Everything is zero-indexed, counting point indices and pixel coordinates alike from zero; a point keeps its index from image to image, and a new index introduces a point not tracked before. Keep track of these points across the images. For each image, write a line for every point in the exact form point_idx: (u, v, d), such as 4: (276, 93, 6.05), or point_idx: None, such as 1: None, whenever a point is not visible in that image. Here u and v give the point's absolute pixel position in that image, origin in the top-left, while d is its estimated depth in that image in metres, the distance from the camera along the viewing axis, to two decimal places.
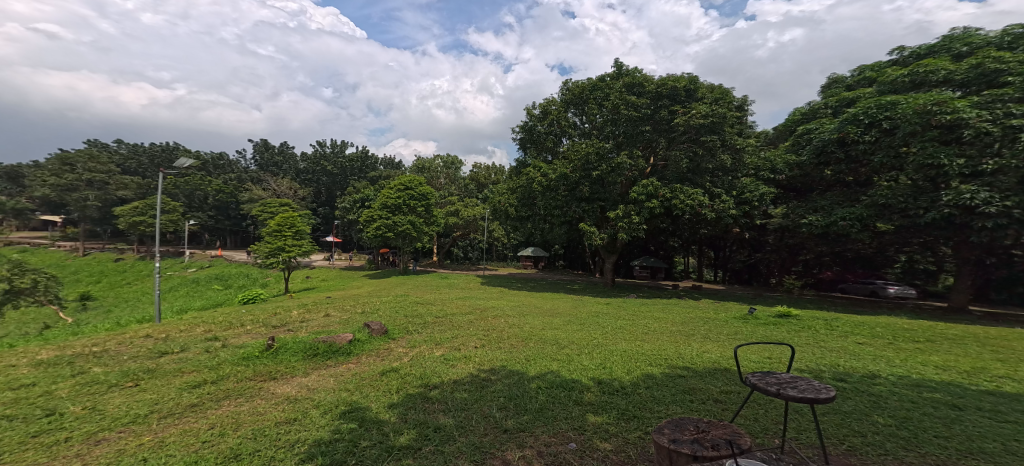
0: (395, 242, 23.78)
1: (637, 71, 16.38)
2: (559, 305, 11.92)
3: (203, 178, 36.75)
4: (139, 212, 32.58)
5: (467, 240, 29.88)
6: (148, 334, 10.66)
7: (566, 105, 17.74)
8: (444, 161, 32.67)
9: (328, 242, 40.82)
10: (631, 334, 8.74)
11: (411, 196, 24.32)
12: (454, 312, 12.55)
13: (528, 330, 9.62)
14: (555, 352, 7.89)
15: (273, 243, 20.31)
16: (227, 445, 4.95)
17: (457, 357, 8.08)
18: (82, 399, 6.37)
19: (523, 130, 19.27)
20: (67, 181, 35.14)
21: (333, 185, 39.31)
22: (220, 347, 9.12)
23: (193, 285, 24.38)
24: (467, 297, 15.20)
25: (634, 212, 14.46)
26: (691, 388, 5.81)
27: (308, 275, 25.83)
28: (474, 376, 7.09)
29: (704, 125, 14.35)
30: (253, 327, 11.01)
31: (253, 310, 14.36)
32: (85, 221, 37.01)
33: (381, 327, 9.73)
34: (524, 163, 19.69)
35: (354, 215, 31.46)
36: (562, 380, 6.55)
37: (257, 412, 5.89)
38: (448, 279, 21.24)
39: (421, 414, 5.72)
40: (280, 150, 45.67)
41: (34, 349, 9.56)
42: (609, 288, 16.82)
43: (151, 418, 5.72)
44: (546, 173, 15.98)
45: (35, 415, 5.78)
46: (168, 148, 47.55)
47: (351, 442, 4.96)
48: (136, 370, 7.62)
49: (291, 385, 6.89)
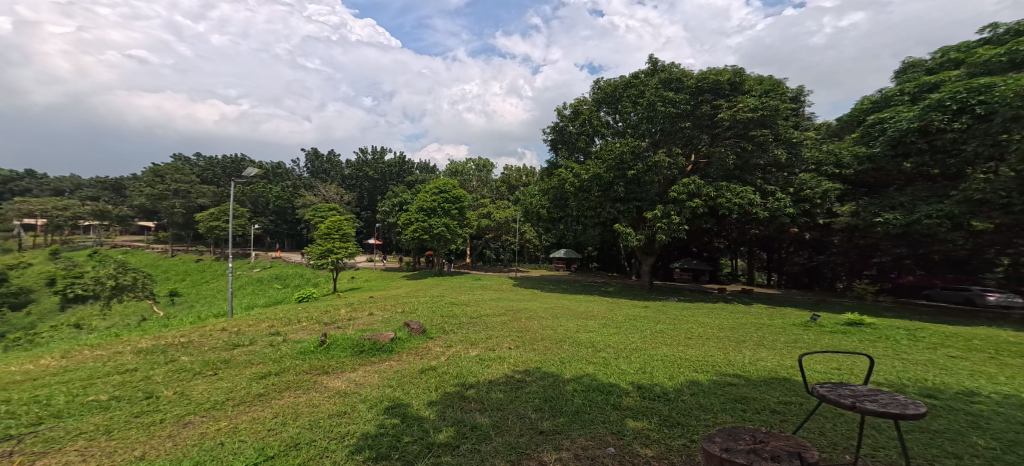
0: (431, 244, 24.18)
1: (676, 67, 15.97)
2: (593, 308, 11.71)
3: (266, 186, 39.12)
4: (214, 217, 34.79)
5: (499, 241, 30.04)
6: (223, 327, 11.40)
7: (598, 104, 17.51)
8: (475, 165, 33.84)
9: (370, 245, 42.08)
10: (672, 339, 8.49)
11: (445, 199, 24.76)
12: (488, 313, 12.65)
13: (562, 332, 9.55)
14: (591, 355, 7.77)
15: (323, 245, 21.09)
16: (288, 435, 5.16)
17: (491, 358, 8.12)
18: (173, 384, 6.89)
19: (555, 131, 19.19)
20: (158, 191, 37.80)
21: (373, 190, 40.30)
22: (282, 341, 9.59)
23: (257, 284, 25.94)
24: (500, 299, 15.26)
25: (675, 212, 14.08)
26: (744, 396, 5.57)
27: (353, 275, 26.80)
28: (509, 377, 7.09)
29: (753, 119, 13.80)
30: (308, 324, 11.53)
31: (306, 308, 15.03)
32: (173, 226, 39.52)
33: (420, 326, 9.91)
34: (555, 164, 19.61)
35: (394, 218, 32.34)
36: (598, 384, 6.44)
37: (313, 403, 6.13)
38: (481, 281, 21.41)
39: (458, 412, 5.76)
40: (328, 158, 47.57)
41: (133, 338, 10.49)
42: (647, 291, 16.33)
43: (227, 404, 6.08)
44: (577, 173, 15.82)
45: (137, 398, 6.33)
46: (232, 158, 50.67)
47: (395, 437, 5.07)
48: (215, 360, 8.16)
49: (341, 380, 7.12)
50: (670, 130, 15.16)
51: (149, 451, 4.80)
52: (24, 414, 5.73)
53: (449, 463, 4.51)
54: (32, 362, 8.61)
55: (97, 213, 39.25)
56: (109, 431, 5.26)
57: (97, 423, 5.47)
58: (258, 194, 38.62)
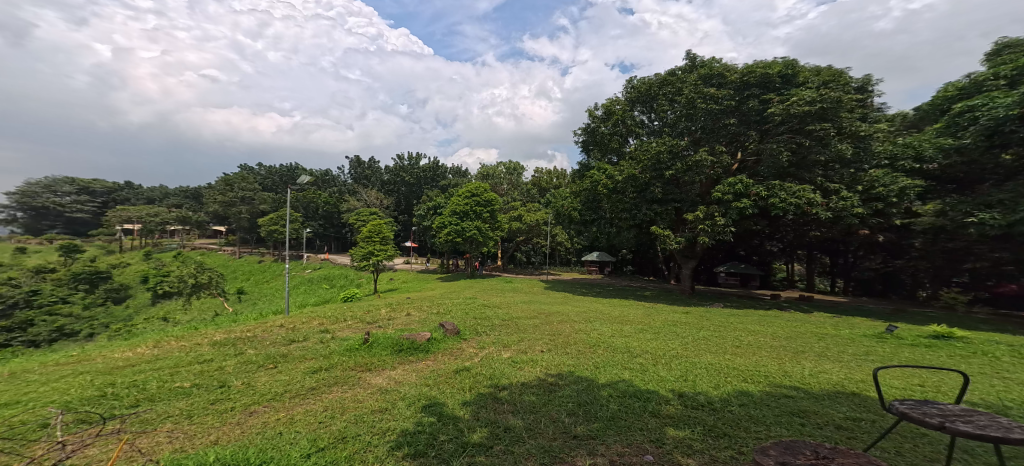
0: (464, 247, 24.57)
1: (718, 62, 15.41)
2: (630, 312, 11.43)
3: (316, 192, 40.91)
4: (273, 221, 36.41)
5: (530, 244, 29.97)
6: (281, 323, 11.96)
7: (631, 103, 17.22)
8: (506, 167, 34.31)
9: (407, 248, 43.02)
10: (716, 346, 8.18)
11: (477, 202, 24.91)
12: (520, 315, 12.60)
13: (595, 336, 9.38)
14: (629, 361, 7.58)
15: (365, 248, 21.78)
16: (336, 428, 5.33)
17: (523, 361, 8.06)
18: (241, 375, 7.30)
19: (586, 132, 19.04)
20: (228, 198, 40.38)
21: (409, 194, 41.13)
22: (331, 338, 9.92)
23: (308, 284, 27.22)
24: (531, 301, 15.22)
25: (720, 213, 13.59)
26: (802, 409, 5.28)
27: (391, 276, 27.56)
28: (541, 380, 7.04)
29: (811, 112, 12.97)
30: (352, 322, 11.89)
31: (349, 307, 15.49)
32: (240, 231, 41.79)
33: (454, 327, 9.99)
34: (587, 166, 19.43)
35: (428, 221, 32.97)
36: (635, 390, 6.28)
37: (358, 399, 6.30)
38: (512, 283, 21.49)
39: (491, 413, 5.76)
40: (369, 165, 49.05)
41: (209, 331, 11.21)
42: (688, 296, 15.84)
43: (285, 396, 6.36)
44: (611, 175, 15.58)
45: (213, 386, 6.77)
46: (285, 165, 53.11)
47: (432, 434, 5.12)
48: (274, 354, 8.55)
49: (382, 377, 7.27)
50: (712, 128, 14.65)
51: (222, 436, 5.11)
52: (124, 396, 6.27)
53: (483, 463, 4.51)
54: (125, 351, 9.31)
55: (181, 219, 42.79)
56: (190, 415, 5.66)
57: (181, 407, 5.91)
58: (309, 200, 40.09)
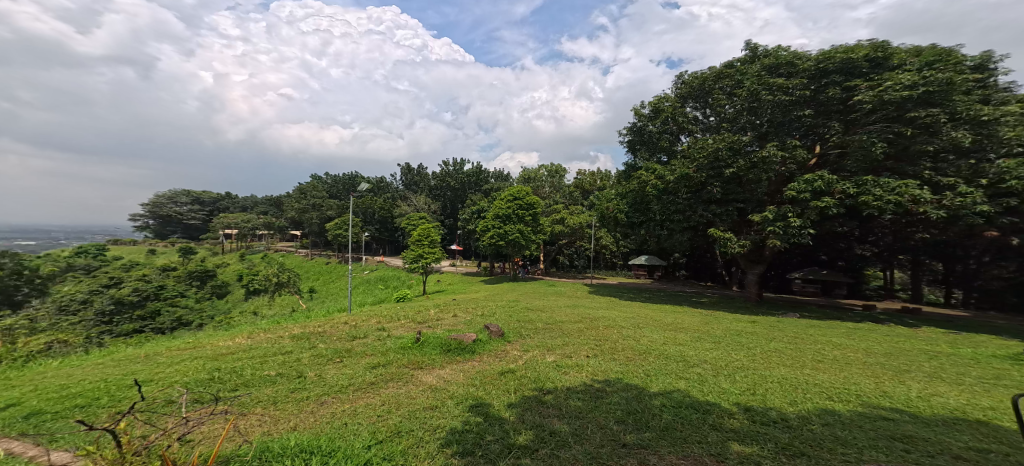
0: (506, 250, 24.62)
1: (785, 50, 14.31)
2: (684, 320, 10.92)
3: (373, 198, 42.76)
4: (338, 226, 38.26)
5: (572, 247, 29.51)
6: (345, 320, 12.52)
7: (683, 99, 16.70)
8: (547, 170, 34.39)
9: (453, 252, 43.82)
10: (792, 360, 7.60)
11: (519, 206, 24.87)
12: (563, 319, 12.40)
13: (645, 343, 9.03)
14: (683, 370, 7.24)
15: (414, 250, 22.38)
16: (389, 422, 5.53)
17: (569, 365, 7.91)
18: (314, 367, 7.82)
19: (632, 131, 18.63)
20: (304, 205, 44.37)
21: (454, 199, 41.86)
22: (385, 336, 10.23)
23: (365, 283, 28.58)
24: (575, 305, 15.03)
25: (794, 214, 12.60)
26: (906, 434, 4.81)
27: (438, 278, 28.32)
28: (587, 385, 6.86)
29: (911, 97, 11.61)
30: (403, 321, 12.22)
31: (400, 307, 15.99)
32: (312, 234, 44.28)
33: (499, 329, 9.98)
34: (633, 166, 19.02)
35: (472, 225, 33.44)
36: (692, 401, 5.97)
37: (411, 396, 6.47)
38: (554, 287, 21.30)
39: (536, 416, 5.67)
40: (418, 171, 50.46)
41: (289, 325, 12.09)
42: (755, 305, 14.85)
43: (350, 390, 6.72)
44: (662, 175, 14.96)
45: (292, 376, 7.37)
46: (348, 173, 55.73)
47: (479, 434, 5.17)
48: (339, 349, 8.98)
49: (432, 376, 7.39)
50: (781, 120, 13.60)
51: (299, 424, 5.59)
52: (227, 380, 7.10)
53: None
54: (224, 340, 10.17)
55: (267, 224, 47.13)
56: (275, 402, 6.24)
57: (268, 394, 6.53)
58: (367, 205, 41.83)
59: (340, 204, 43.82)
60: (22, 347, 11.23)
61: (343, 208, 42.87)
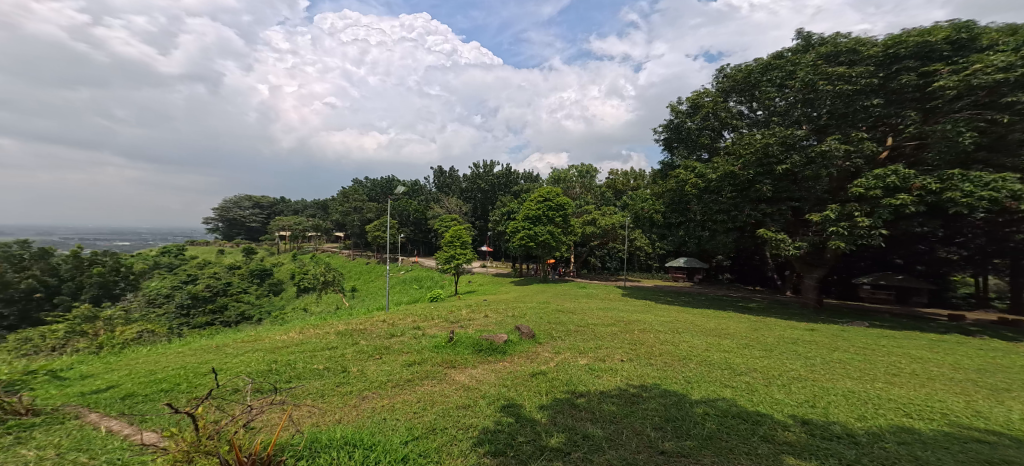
0: (537, 251, 24.48)
1: (844, 37, 13.54)
2: (730, 325, 10.47)
3: (409, 201, 43.73)
4: (377, 227, 39.38)
5: (604, 249, 29.04)
6: (384, 318, 12.79)
7: (726, 93, 16.20)
8: (577, 171, 34.16)
9: (483, 253, 44.09)
10: (858, 371, 7.11)
11: (549, 207, 24.69)
12: (597, 322, 12.16)
13: (685, 348, 8.69)
14: (728, 378, 6.93)
15: (447, 251, 22.60)
16: (425, 420, 5.60)
17: (602, 368, 7.71)
18: (356, 362, 8.00)
19: (670, 128, 18.17)
20: (347, 208, 46.23)
21: (485, 201, 42.09)
22: (420, 334, 10.35)
23: (401, 283, 29.27)
24: (608, 308, 14.63)
25: (862, 212, 11.57)
26: (1005, 460, 4.41)
27: (469, 278, 28.61)
28: (623, 390, 6.65)
29: (1006, 81, 10.35)
30: (436, 321, 12.37)
31: (436, 306, 16.26)
32: (353, 236, 46.01)
33: (530, 330, 9.87)
34: (671, 165, 18.45)
35: (502, 226, 33.56)
36: (739, 410, 5.70)
37: (443, 394, 6.51)
38: (586, 289, 20.95)
39: (568, 419, 5.62)
40: (450, 173, 51.11)
41: (334, 321, 12.52)
42: (812, 312, 13.93)
43: (388, 385, 6.83)
44: (703, 173, 14.46)
45: (337, 370, 7.58)
46: (386, 177, 57.13)
47: (510, 434, 5.22)
48: (378, 346, 9.13)
49: (464, 375, 7.38)
50: (844, 111, 12.63)
51: (343, 417, 5.75)
52: (283, 372, 7.41)
53: None
54: (280, 334, 10.64)
55: (315, 227, 49.52)
56: (323, 395, 6.46)
57: (316, 387, 6.75)
58: (403, 207, 42.65)
59: (380, 207, 45.01)
60: (117, 335, 11.99)
61: (382, 211, 43.98)
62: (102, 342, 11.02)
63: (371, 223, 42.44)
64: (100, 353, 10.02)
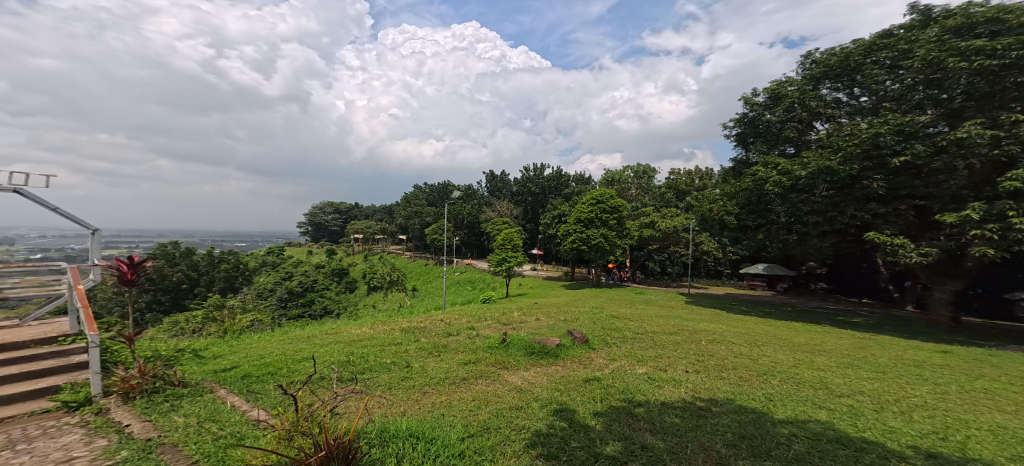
0: (590, 255, 23.91)
1: (978, 7, 11.75)
2: (828, 342, 9.39)
3: (464, 205, 44.73)
4: (434, 230, 40.61)
5: (665, 252, 27.72)
6: (443, 318, 12.94)
7: (816, 80, 14.89)
8: (633, 172, 33.14)
9: (534, 256, 43.86)
10: (1011, 405, 6.01)
11: (603, 209, 23.96)
12: (655, 330, 11.42)
13: (766, 363, 7.92)
14: (821, 398, 6.18)
15: (498, 254, 22.66)
16: (480, 418, 5.53)
17: (663, 378, 7.19)
18: (420, 359, 8.07)
19: (745, 122, 17.06)
20: (410, 211, 48.30)
21: (536, 204, 42.02)
22: (474, 335, 10.27)
23: (455, 284, 29.89)
24: (670, 317, 13.70)
25: (1018, 211, 9.74)
26: None
27: (520, 281, 28.62)
28: (688, 403, 6.17)
29: None
30: (489, 322, 12.30)
31: (489, 308, 16.27)
32: (413, 239, 47.83)
33: (582, 335, 9.49)
34: (746, 162, 17.21)
35: (553, 229, 33.18)
36: (838, 435, 5.10)
37: (496, 394, 6.37)
38: (643, 295, 20.01)
39: (625, 429, 5.36)
40: (501, 177, 51.40)
41: (399, 318, 12.89)
42: (942, 331, 12.02)
43: (448, 382, 6.81)
44: (787, 169, 13.37)
45: (402, 364, 7.68)
46: (442, 182, 58.61)
47: (563, 439, 5.04)
48: (433, 345, 9.14)
49: (516, 377, 7.21)
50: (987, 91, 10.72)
51: (407, 409, 5.80)
52: (358, 363, 7.66)
53: None
54: (354, 328, 11.08)
55: (381, 230, 52.36)
56: (390, 388, 6.56)
57: (385, 380, 6.87)
58: (457, 211, 43.51)
59: (437, 210, 46.16)
60: (236, 322, 13.26)
61: (439, 214, 45.03)
62: (227, 327, 12.35)
63: (429, 226, 43.78)
64: (225, 336, 11.19)
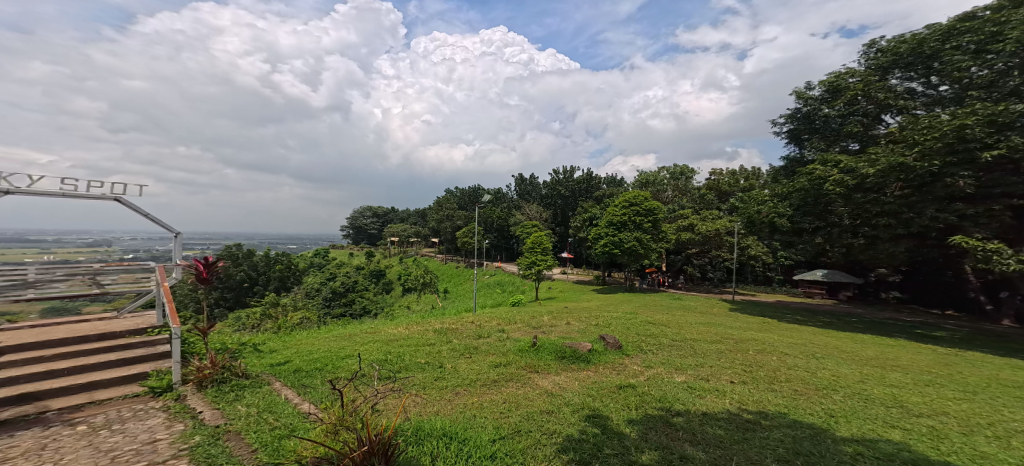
0: (622, 259, 23.22)
1: None
2: (901, 356, 8.60)
3: (494, 208, 44.82)
4: (465, 233, 40.89)
5: (706, 256, 26.66)
6: (474, 320, 12.83)
7: (883, 70, 13.89)
8: (670, 173, 32.40)
9: (563, 260, 43.32)
10: None
11: (636, 212, 23.32)
12: (696, 338, 10.85)
13: (827, 376, 7.31)
14: (895, 417, 5.58)
15: (528, 257, 22.43)
16: (511, 420, 5.33)
17: (705, 388, 6.73)
18: (451, 360, 7.95)
19: (799, 117, 16.14)
20: (442, 215, 48.92)
21: (565, 207, 41.48)
22: (506, 337, 10.08)
23: (486, 286, 29.92)
24: (713, 324, 13.03)
25: None
26: None
27: (550, 285, 28.32)
28: (734, 414, 5.74)
29: None
30: (519, 325, 12.10)
31: (520, 311, 16.07)
32: (444, 242, 48.35)
33: (616, 341, 9.08)
34: (801, 160, 16.24)
35: (583, 232, 32.64)
36: (915, 458, 4.60)
37: (527, 397, 6.15)
38: (682, 301, 19.24)
39: (662, 438, 5.04)
40: (529, 180, 51.17)
41: (434, 320, 12.90)
42: None
43: (479, 384, 6.65)
44: (850, 167, 12.37)
45: (435, 365, 7.59)
46: (472, 186, 58.92)
47: (596, 445, 4.79)
48: (464, 346, 9.01)
49: (547, 380, 6.96)
50: None
51: (440, 409, 5.69)
52: (395, 362, 7.64)
53: None
54: (391, 328, 11.13)
55: (415, 234, 53.36)
56: (424, 387, 6.46)
57: (421, 379, 6.79)
58: (487, 215, 43.63)
59: (468, 214, 46.33)
60: (288, 319, 13.75)
61: (469, 217, 45.14)
62: (280, 324, 12.82)
63: (460, 229, 44.13)
64: (279, 332, 11.59)
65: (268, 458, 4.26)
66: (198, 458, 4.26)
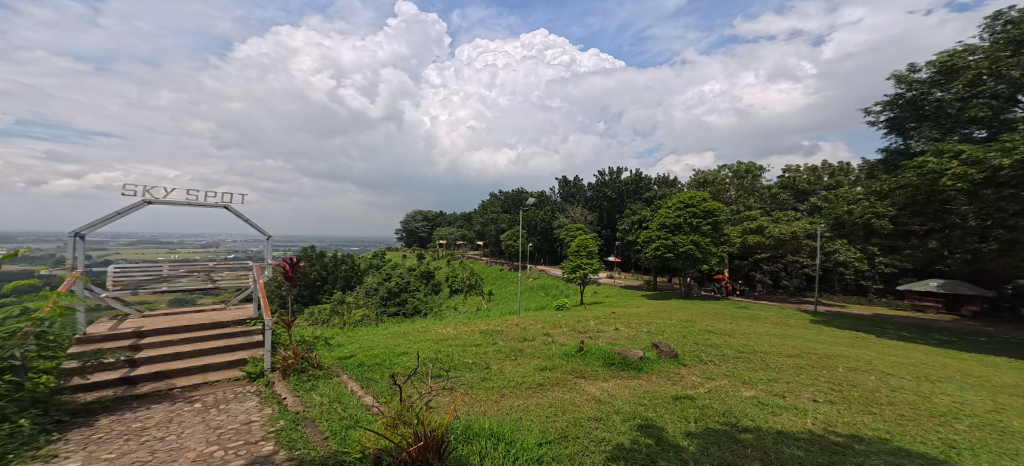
0: (676, 264, 21.99)
1: None
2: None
3: (538, 211, 44.57)
4: (508, 236, 40.94)
5: (778, 261, 24.69)
6: (518, 322, 12.66)
7: (1017, 44, 12.04)
8: (733, 171, 30.39)
9: (608, 264, 42.06)
10: None
11: (693, 213, 22.12)
12: (767, 350, 9.94)
13: (936, 402, 6.36)
14: None
15: (573, 260, 21.91)
16: (557, 425, 5.09)
17: (778, 404, 6.08)
18: (497, 361, 7.82)
19: (902, 104, 14.44)
20: (489, 217, 49.38)
21: (612, 209, 40.31)
22: (550, 341, 9.80)
23: (531, 289, 29.75)
24: (787, 336, 11.94)
25: None
26: None
27: (596, 289, 27.59)
28: (817, 435, 5.11)
29: None
30: (564, 329, 11.76)
31: (565, 315, 15.70)
32: (489, 244, 48.73)
33: (671, 349, 8.52)
34: (907, 151, 14.46)
35: (632, 236, 31.50)
36: None
37: (573, 403, 5.86)
38: (749, 310, 17.87)
39: (728, 454, 4.59)
40: (574, 182, 50.39)
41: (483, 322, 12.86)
42: None
43: (524, 386, 6.45)
44: (977, 158, 10.81)
45: (482, 366, 7.48)
46: (516, 189, 59.11)
47: (649, 457, 4.45)
48: (511, 349, 8.85)
49: (594, 387, 6.61)
50: None
51: (485, 409, 5.57)
52: (445, 361, 7.64)
53: None
54: (441, 328, 11.20)
55: (463, 237, 54.31)
56: (471, 386, 6.39)
57: (469, 379, 6.73)
58: (531, 218, 43.41)
59: (513, 217, 46.38)
60: (350, 316, 14.34)
61: (514, 220, 45.09)
62: (345, 321, 13.39)
63: (505, 232, 44.26)
64: (343, 328, 12.06)
65: (337, 446, 4.32)
66: (282, 441, 4.42)
